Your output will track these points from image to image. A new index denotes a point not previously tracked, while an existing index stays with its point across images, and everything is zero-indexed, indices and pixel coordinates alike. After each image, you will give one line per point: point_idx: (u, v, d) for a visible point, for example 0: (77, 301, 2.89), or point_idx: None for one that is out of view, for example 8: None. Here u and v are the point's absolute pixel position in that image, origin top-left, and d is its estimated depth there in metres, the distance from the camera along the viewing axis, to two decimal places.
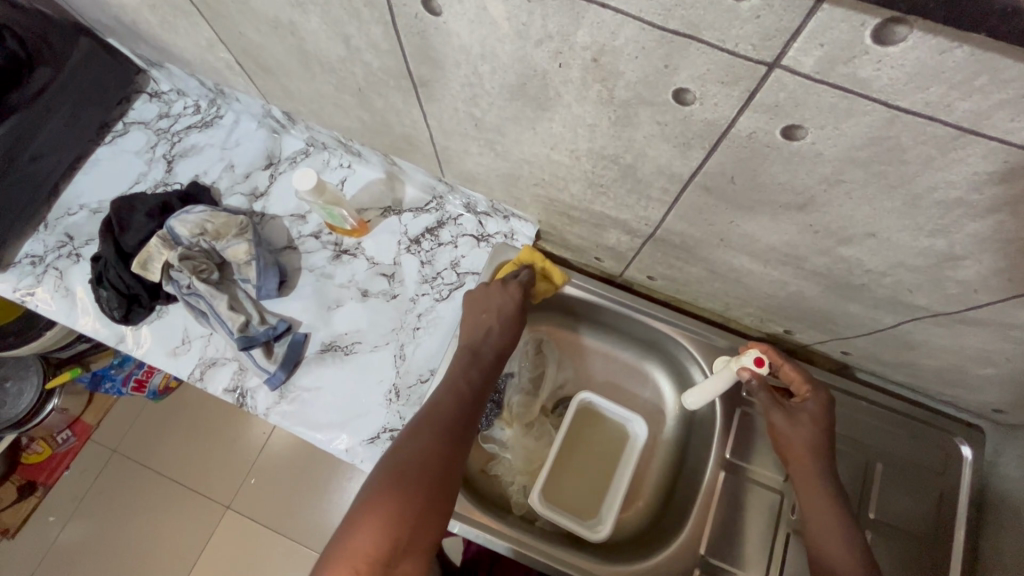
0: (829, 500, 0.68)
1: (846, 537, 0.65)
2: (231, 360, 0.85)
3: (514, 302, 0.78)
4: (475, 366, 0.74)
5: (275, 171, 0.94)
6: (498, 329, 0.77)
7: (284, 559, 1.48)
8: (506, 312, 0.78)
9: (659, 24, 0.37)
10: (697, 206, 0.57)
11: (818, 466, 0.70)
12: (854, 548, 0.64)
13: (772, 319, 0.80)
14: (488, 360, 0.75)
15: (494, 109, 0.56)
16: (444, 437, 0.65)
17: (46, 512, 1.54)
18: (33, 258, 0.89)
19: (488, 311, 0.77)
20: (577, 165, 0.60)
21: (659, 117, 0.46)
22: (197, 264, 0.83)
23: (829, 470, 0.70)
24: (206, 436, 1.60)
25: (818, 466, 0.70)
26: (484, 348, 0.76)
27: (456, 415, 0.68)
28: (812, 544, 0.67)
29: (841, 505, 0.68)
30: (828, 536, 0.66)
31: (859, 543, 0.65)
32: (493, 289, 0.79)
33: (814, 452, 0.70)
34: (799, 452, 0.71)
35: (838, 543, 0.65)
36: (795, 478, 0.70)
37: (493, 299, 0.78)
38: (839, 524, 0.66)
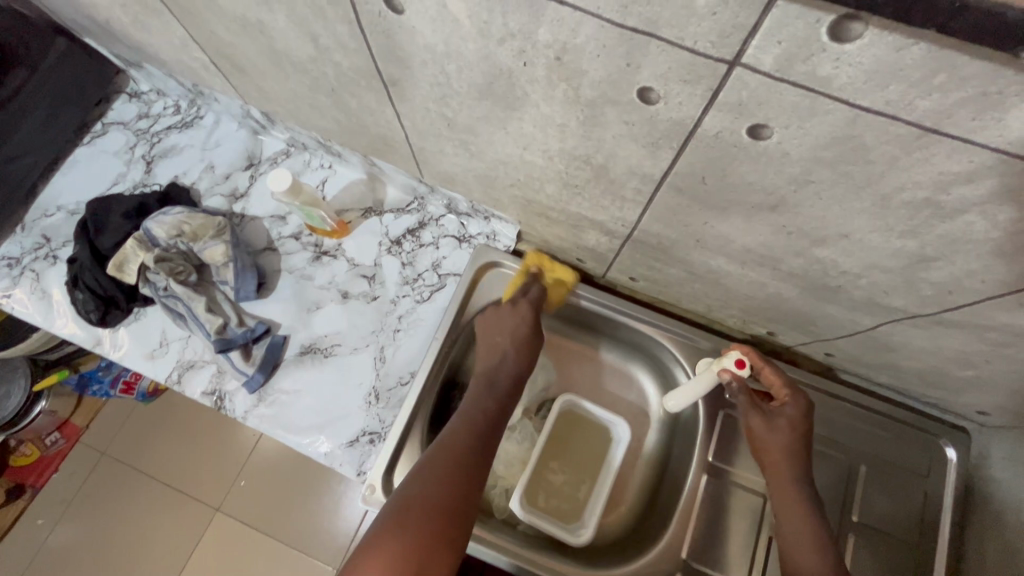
0: (804, 505, 0.67)
1: (820, 545, 0.64)
2: (210, 363, 0.84)
3: (526, 324, 0.79)
4: (490, 395, 0.72)
5: (255, 172, 0.94)
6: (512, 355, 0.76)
7: (271, 562, 1.47)
8: (521, 337, 0.78)
9: (617, 22, 0.36)
10: (671, 207, 0.56)
11: (794, 471, 0.69)
12: (826, 553, 0.63)
13: (754, 321, 0.79)
14: (502, 388, 0.74)
15: (465, 109, 0.56)
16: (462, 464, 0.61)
17: (33, 514, 1.53)
18: (10, 260, 0.89)
19: (503, 335, 0.77)
20: (550, 166, 0.59)
21: (625, 116, 0.45)
22: (174, 266, 0.82)
23: (804, 474, 0.70)
24: (194, 439, 1.59)
25: (793, 471, 0.69)
26: (497, 377, 0.75)
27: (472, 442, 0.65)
28: (788, 555, 0.65)
29: (813, 510, 0.67)
30: (801, 544, 0.64)
31: (830, 549, 0.64)
32: (504, 311, 0.79)
33: (790, 457, 0.70)
34: (778, 457, 0.70)
35: (806, 547, 0.64)
36: (771, 483, 0.69)
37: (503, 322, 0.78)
38: (811, 531, 0.65)
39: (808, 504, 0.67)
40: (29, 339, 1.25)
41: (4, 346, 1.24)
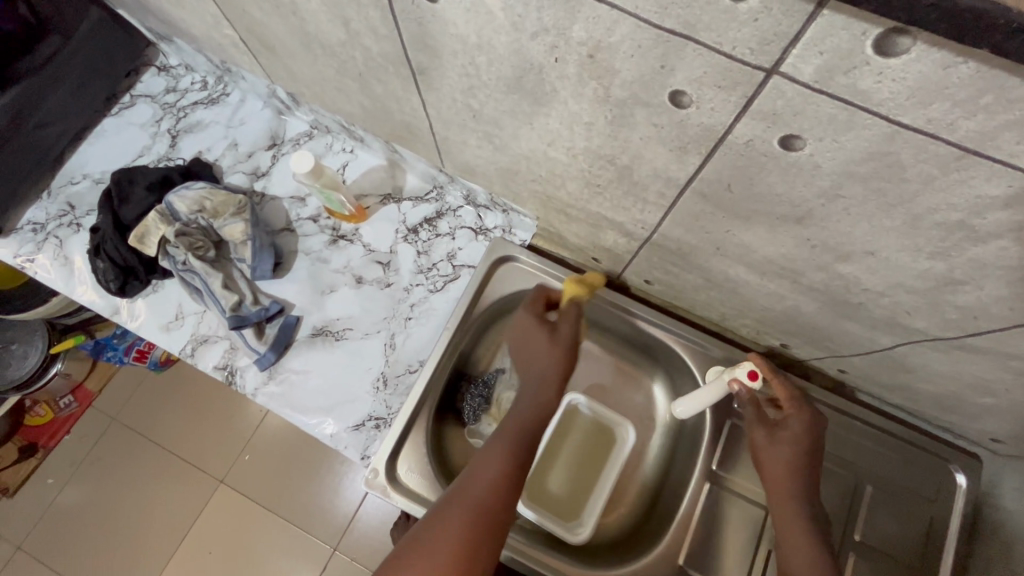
0: (808, 533, 0.66)
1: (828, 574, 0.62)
2: (223, 339, 0.85)
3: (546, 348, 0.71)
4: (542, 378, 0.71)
5: (277, 152, 0.94)
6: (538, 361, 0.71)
7: (273, 535, 1.51)
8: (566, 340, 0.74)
9: (655, 23, 0.36)
10: (694, 212, 0.56)
11: (798, 490, 0.68)
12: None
13: (769, 331, 0.78)
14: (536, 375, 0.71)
15: (492, 101, 0.55)
16: (496, 487, 0.59)
17: (44, 473, 1.58)
18: (35, 225, 0.90)
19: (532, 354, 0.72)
20: (574, 164, 0.59)
21: (654, 118, 0.45)
22: (193, 242, 0.83)
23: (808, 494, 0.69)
24: (202, 411, 1.62)
25: (799, 492, 0.68)
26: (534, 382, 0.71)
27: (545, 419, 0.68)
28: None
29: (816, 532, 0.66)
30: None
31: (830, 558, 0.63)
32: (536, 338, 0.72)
33: (795, 475, 0.69)
34: (786, 473, 0.69)
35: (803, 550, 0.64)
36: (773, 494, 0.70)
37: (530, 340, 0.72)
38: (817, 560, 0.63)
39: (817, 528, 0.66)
40: (49, 304, 1.29)
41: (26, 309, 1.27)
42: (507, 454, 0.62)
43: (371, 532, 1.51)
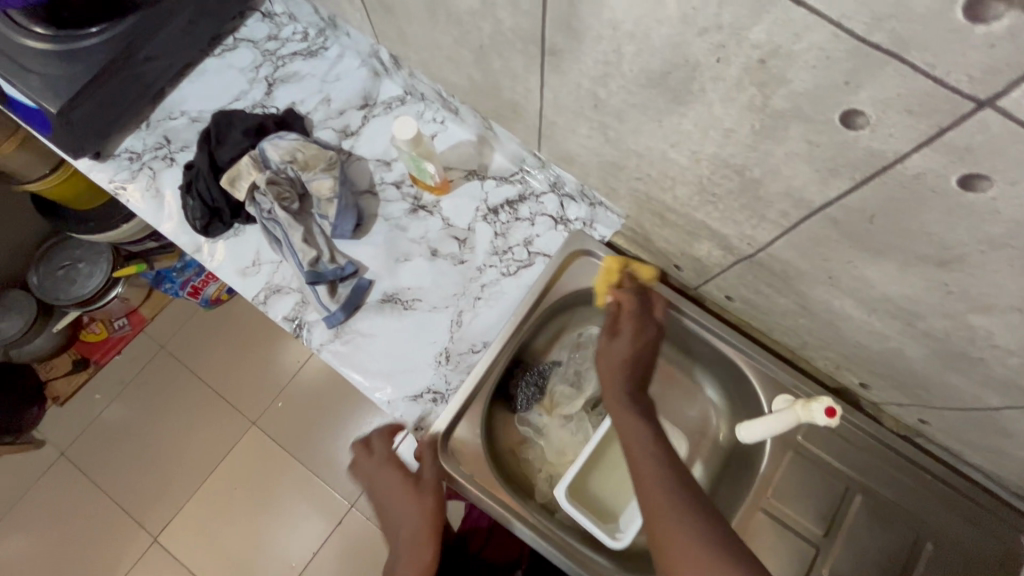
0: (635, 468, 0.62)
1: (685, 488, 0.59)
2: (295, 291, 0.86)
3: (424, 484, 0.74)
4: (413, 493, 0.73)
5: (369, 113, 0.94)
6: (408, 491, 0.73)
7: (298, 481, 1.56)
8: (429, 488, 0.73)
9: (859, 35, 0.33)
10: (816, 237, 0.53)
11: (628, 399, 0.70)
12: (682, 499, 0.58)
13: (850, 368, 0.75)
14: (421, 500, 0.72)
15: (623, 93, 0.53)
16: None
17: (93, 389, 1.66)
18: (131, 154, 0.92)
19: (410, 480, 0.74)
20: (693, 169, 0.57)
21: (811, 135, 0.42)
22: (281, 191, 0.84)
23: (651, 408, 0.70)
24: (246, 353, 1.67)
25: (632, 410, 0.68)
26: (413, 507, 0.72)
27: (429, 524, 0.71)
28: (646, 506, 0.59)
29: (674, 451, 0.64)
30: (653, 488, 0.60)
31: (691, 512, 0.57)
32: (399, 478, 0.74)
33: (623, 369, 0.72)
34: (610, 373, 0.73)
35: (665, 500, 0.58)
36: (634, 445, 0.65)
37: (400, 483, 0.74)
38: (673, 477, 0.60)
39: (642, 448, 0.64)
40: (120, 229, 1.41)
41: (100, 231, 1.40)
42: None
43: None
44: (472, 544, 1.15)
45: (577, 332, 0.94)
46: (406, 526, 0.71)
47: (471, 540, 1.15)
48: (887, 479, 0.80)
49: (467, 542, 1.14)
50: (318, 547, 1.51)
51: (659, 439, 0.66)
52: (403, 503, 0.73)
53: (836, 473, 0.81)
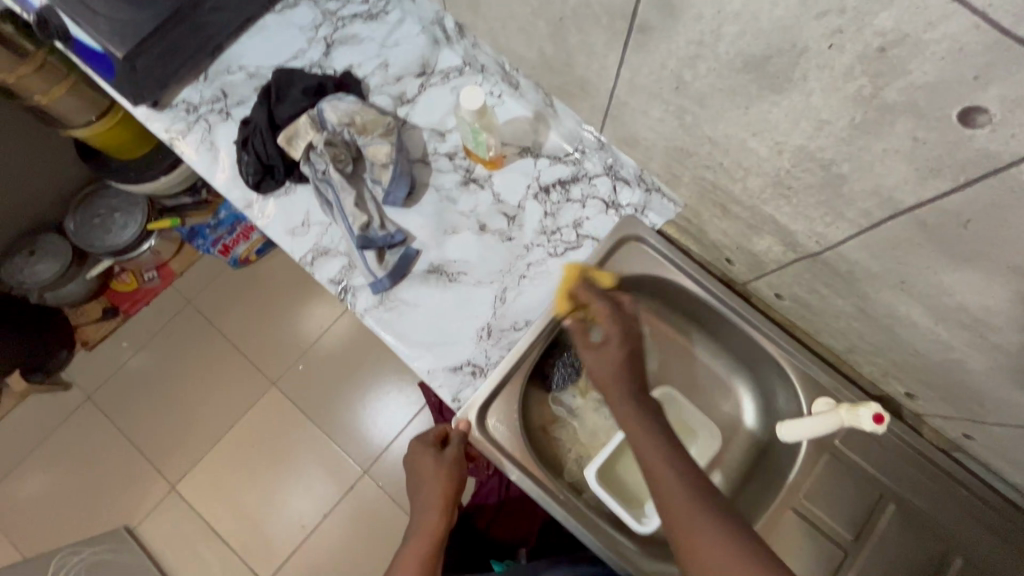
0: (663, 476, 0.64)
1: (701, 495, 0.61)
2: (343, 255, 0.87)
3: (451, 466, 0.79)
4: (440, 473, 0.78)
5: (426, 82, 0.93)
6: (436, 469, 0.79)
7: (315, 442, 1.59)
8: (447, 461, 0.79)
9: (1003, 26, 0.32)
10: (895, 239, 0.52)
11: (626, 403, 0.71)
12: (702, 506, 0.60)
13: (898, 376, 0.74)
14: (448, 481, 0.78)
15: (711, 76, 0.52)
16: None
17: (120, 337, 1.69)
18: (188, 105, 0.92)
19: (439, 459, 0.79)
20: (772, 160, 0.55)
21: (919, 131, 0.41)
22: (337, 153, 0.84)
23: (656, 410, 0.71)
24: (270, 311, 1.69)
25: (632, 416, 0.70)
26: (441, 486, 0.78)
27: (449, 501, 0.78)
28: (666, 513, 0.61)
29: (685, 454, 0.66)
30: (675, 496, 0.61)
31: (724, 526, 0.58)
32: (432, 457, 0.79)
33: (618, 378, 0.73)
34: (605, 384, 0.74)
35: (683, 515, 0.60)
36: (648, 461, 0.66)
37: (431, 461, 0.79)
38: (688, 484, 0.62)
39: (659, 462, 0.65)
40: (155, 180, 1.43)
41: (135, 179, 1.41)
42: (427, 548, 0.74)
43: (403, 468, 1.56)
44: (478, 520, 1.22)
45: None
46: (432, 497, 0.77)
47: (478, 517, 1.22)
48: (922, 490, 0.79)
49: (474, 517, 1.22)
50: (332, 507, 1.55)
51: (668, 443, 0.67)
52: (425, 470, 0.79)
53: (869, 480, 0.80)
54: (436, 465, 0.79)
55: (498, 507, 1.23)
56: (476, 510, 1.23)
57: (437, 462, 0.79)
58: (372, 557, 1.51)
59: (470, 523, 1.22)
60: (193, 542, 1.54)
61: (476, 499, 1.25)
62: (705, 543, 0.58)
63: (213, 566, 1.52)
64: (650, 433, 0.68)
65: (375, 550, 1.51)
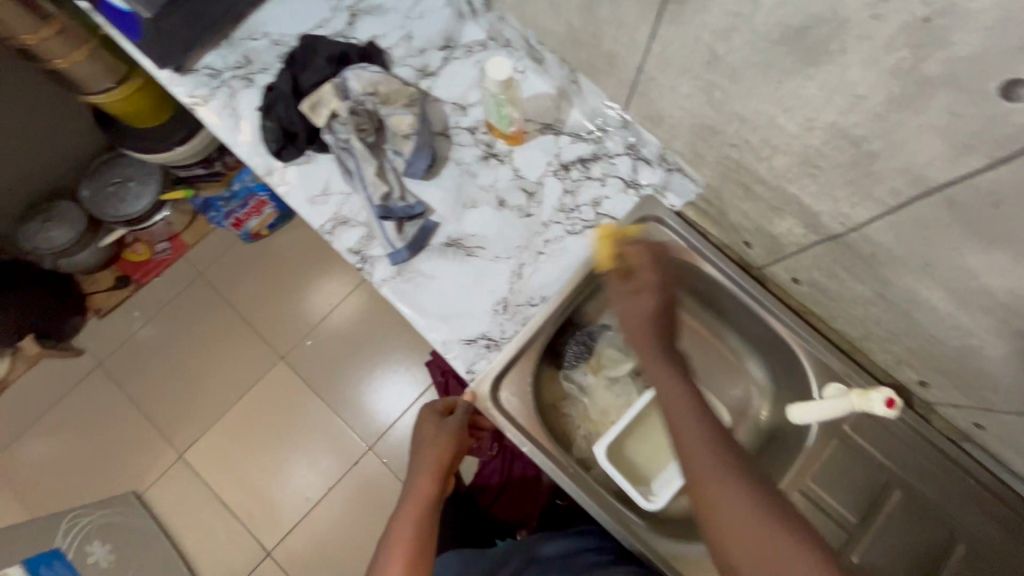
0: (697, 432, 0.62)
1: (733, 467, 0.58)
2: (362, 225, 0.87)
3: (452, 434, 0.81)
4: (439, 439, 0.80)
5: (449, 55, 0.92)
6: (436, 436, 0.81)
7: (321, 416, 1.61)
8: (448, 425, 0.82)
9: None
10: (922, 220, 0.52)
11: (657, 346, 0.68)
12: (728, 468, 0.58)
13: (912, 364, 0.75)
14: (447, 447, 0.80)
15: (745, 49, 0.52)
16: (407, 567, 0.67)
17: (131, 306, 1.71)
18: (212, 70, 0.92)
19: (439, 425, 0.82)
20: (801, 138, 0.55)
21: (958, 106, 0.41)
22: (360, 123, 0.84)
23: (683, 362, 0.68)
24: (278, 285, 1.70)
25: (665, 361, 0.67)
26: (440, 452, 0.80)
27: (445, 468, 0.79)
28: (691, 469, 0.60)
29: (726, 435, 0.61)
30: (705, 461, 0.59)
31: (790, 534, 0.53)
32: (434, 424, 0.82)
33: (649, 323, 0.69)
34: (634, 324, 0.70)
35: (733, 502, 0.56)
36: (679, 415, 0.64)
37: (432, 428, 0.81)
38: (721, 454, 0.59)
39: (688, 415, 0.63)
40: (171, 152, 1.42)
41: (150, 149, 1.41)
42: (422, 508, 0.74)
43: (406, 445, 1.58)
44: (482, 500, 1.25)
45: None
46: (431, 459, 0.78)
47: (481, 496, 1.25)
48: (929, 478, 0.79)
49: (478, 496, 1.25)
50: (336, 480, 1.57)
51: (700, 403, 0.64)
52: (426, 435, 0.81)
53: (879, 467, 0.81)
54: (436, 431, 0.81)
55: (500, 488, 1.26)
56: (480, 490, 1.26)
57: (438, 428, 0.81)
58: (375, 532, 1.53)
59: (473, 503, 1.25)
60: (198, 509, 1.57)
61: (479, 480, 1.27)
62: (726, 500, 0.56)
63: (218, 533, 1.55)
64: (683, 386, 0.66)
65: (377, 524, 1.53)
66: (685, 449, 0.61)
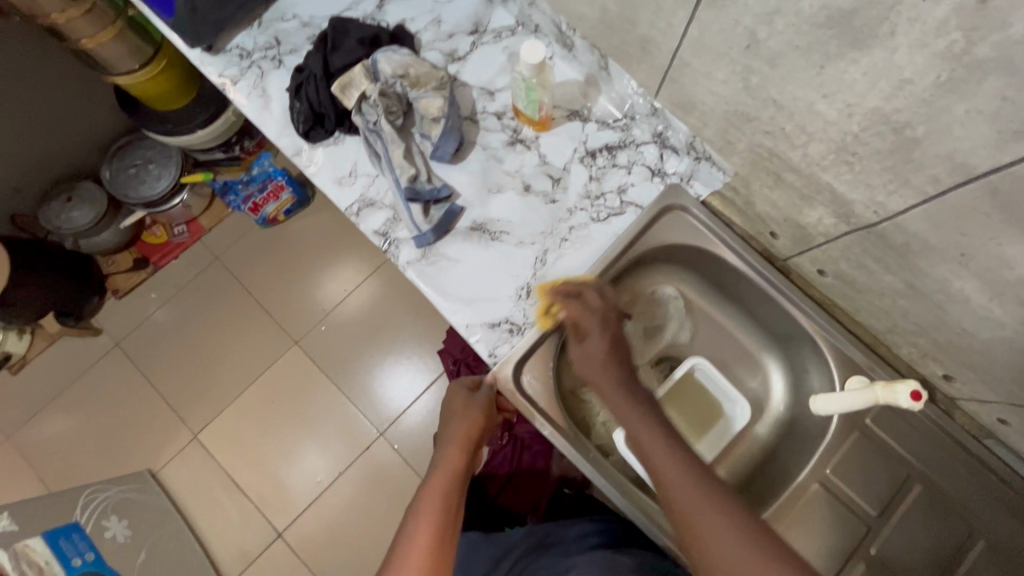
0: (666, 458, 0.65)
1: (707, 491, 0.61)
2: (388, 207, 0.87)
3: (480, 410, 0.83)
4: (467, 415, 0.82)
5: (478, 40, 0.92)
6: (463, 411, 0.82)
7: (334, 400, 1.62)
8: (481, 402, 0.83)
9: None
10: (961, 209, 0.52)
11: (620, 387, 0.73)
12: (701, 493, 0.61)
13: (938, 358, 0.74)
14: (474, 422, 0.82)
15: (788, 33, 0.52)
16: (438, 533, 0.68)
17: (149, 288, 1.72)
18: (242, 50, 0.93)
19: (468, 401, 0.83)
20: (840, 124, 0.56)
21: (1008, 89, 0.41)
22: (389, 105, 0.85)
23: (645, 395, 0.73)
24: (293, 268, 1.72)
25: (624, 402, 0.72)
26: (467, 426, 0.81)
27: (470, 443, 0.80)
28: (668, 499, 0.62)
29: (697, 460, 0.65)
30: (679, 487, 0.62)
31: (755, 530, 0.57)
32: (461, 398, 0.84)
33: (609, 364, 0.75)
34: (596, 373, 0.75)
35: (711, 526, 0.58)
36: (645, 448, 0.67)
37: (460, 403, 0.83)
38: (694, 475, 0.63)
39: (653, 445, 0.67)
40: (192, 135, 1.44)
41: (171, 132, 1.42)
42: (450, 478, 0.75)
43: (417, 430, 1.59)
44: (489, 489, 1.23)
45: (651, 290, 0.95)
46: (458, 432, 0.80)
47: (489, 485, 1.24)
48: (949, 474, 0.79)
49: (485, 486, 1.23)
50: (347, 464, 1.58)
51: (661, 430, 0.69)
52: (454, 410, 0.83)
53: (900, 460, 0.81)
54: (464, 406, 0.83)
55: (508, 478, 1.24)
56: (487, 479, 1.24)
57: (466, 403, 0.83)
58: (387, 515, 1.54)
59: (481, 492, 1.23)
60: (210, 489, 1.59)
61: (487, 468, 1.26)
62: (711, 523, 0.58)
63: (231, 513, 1.57)
64: (640, 417, 0.70)
65: (388, 508, 1.55)
66: (658, 473, 0.64)
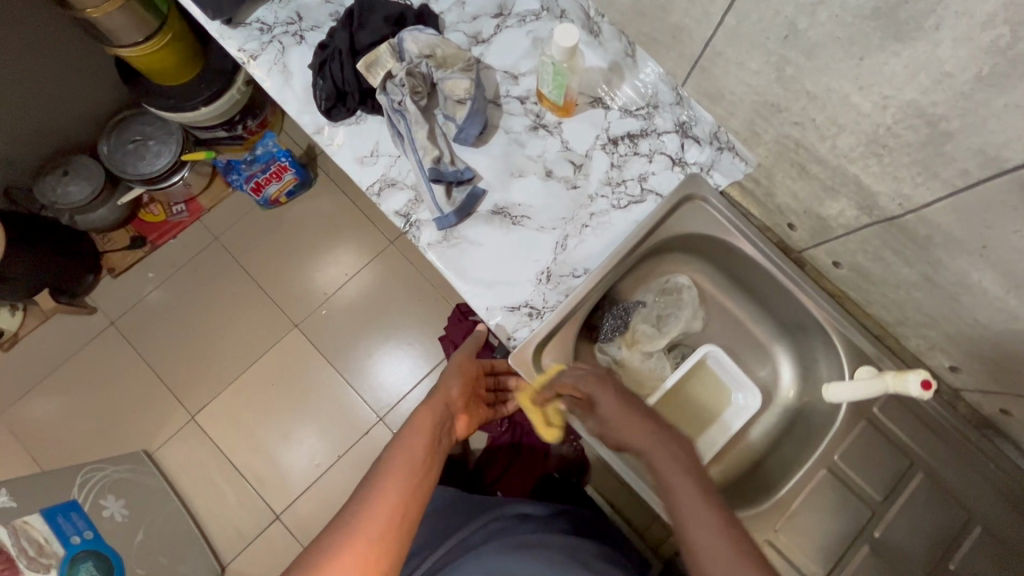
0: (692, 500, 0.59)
1: (726, 533, 0.56)
2: (410, 188, 0.87)
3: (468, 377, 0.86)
4: (457, 375, 0.85)
5: (502, 23, 0.92)
6: (452, 374, 0.85)
7: (335, 384, 1.62)
8: (455, 371, 0.86)
9: None
10: (989, 202, 0.53)
11: (653, 435, 0.67)
12: (717, 535, 0.56)
13: (947, 350, 0.77)
14: (458, 384, 0.84)
15: (829, 23, 0.54)
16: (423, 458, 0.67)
17: (146, 267, 1.70)
18: (262, 24, 0.92)
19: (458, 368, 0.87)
20: (873, 116, 0.57)
21: None
22: (415, 85, 0.84)
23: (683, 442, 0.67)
24: (293, 251, 1.70)
25: (656, 443, 0.66)
26: (453, 388, 0.83)
27: (454, 401, 0.81)
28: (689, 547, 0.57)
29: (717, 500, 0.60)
30: (699, 529, 0.57)
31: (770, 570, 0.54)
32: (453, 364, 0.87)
33: (626, 420, 0.69)
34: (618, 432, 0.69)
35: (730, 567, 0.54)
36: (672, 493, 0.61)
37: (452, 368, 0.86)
38: (716, 519, 0.57)
39: (681, 490, 0.61)
40: (196, 112, 1.40)
41: (174, 109, 1.39)
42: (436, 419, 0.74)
43: None
44: (488, 475, 1.24)
45: (665, 278, 0.96)
46: (446, 388, 0.82)
47: (488, 472, 1.25)
48: (951, 463, 0.81)
49: (484, 472, 1.24)
50: (347, 448, 1.58)
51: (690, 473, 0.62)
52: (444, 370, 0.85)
53: (904, 449, 0.83)
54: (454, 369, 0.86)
55: (509, 464, 1.25)
56: (487, 464, 1.26)
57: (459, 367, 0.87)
58: None
59: (481, 478, 1.24)
60: (208, 471, 1.58)
61: (488, 454, 1.27)
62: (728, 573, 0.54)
63: (228, 495, 1.56)
64: (672, 455, 0.64)
65: None
66: (681, 517, 0.59)
